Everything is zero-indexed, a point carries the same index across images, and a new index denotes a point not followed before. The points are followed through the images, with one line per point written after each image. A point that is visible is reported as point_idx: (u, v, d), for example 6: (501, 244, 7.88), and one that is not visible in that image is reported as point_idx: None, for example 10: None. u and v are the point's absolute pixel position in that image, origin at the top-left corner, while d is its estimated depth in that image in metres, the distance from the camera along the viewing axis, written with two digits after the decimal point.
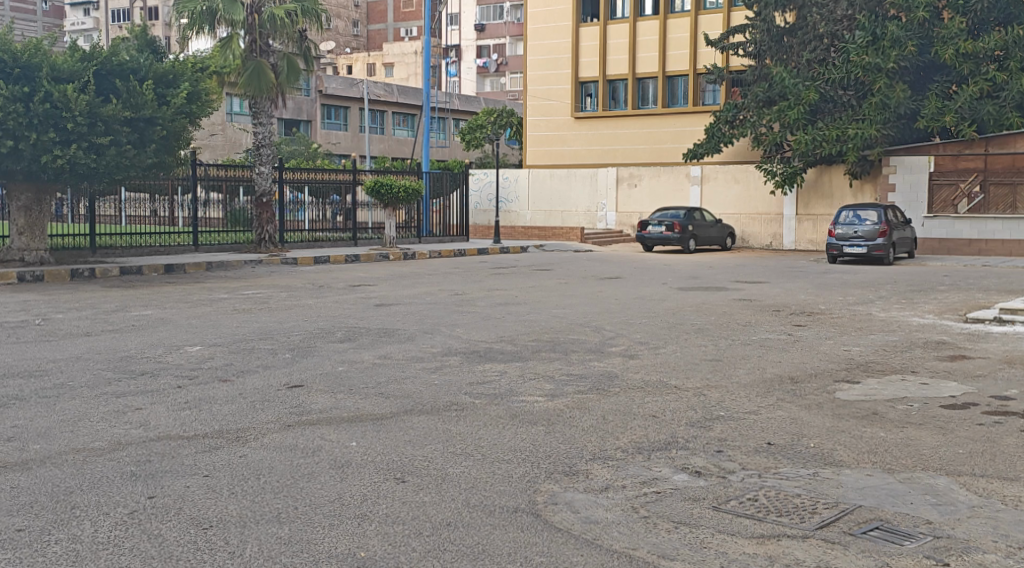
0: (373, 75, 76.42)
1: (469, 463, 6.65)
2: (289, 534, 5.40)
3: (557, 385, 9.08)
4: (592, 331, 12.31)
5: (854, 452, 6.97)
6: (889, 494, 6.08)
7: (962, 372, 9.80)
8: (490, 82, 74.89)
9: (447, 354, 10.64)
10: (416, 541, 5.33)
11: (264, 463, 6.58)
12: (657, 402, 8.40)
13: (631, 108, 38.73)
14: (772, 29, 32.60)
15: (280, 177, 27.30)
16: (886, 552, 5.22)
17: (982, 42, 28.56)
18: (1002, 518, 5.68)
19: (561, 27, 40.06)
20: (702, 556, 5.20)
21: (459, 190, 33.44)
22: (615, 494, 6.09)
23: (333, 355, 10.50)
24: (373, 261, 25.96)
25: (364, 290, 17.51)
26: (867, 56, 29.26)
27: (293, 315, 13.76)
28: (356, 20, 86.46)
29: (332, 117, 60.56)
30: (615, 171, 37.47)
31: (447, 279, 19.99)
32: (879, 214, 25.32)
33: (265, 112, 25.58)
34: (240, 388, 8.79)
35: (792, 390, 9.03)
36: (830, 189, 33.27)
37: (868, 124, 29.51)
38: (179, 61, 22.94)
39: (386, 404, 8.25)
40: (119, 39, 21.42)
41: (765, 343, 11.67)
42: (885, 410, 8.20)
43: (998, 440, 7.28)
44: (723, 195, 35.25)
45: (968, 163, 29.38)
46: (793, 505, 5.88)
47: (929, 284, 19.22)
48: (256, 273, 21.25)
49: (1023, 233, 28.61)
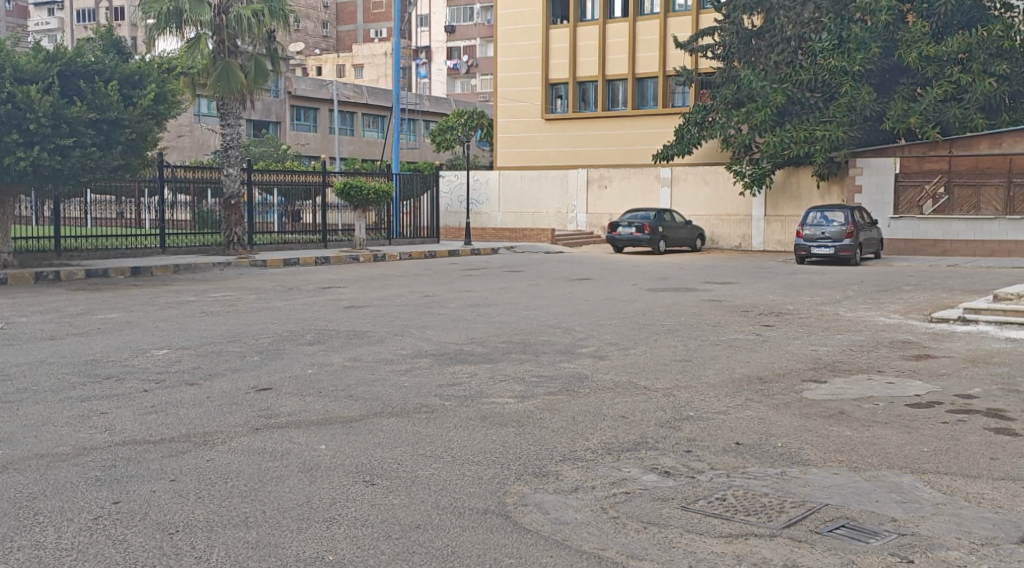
0: (343, 76, 76.10)
1: (439, 464, 6.66)
2: (256, 538, 5.38)
3: (528, 386, 9.11)
4: (562, 333, 12.35)
5: (821, 451, 7.03)
6: (855, 493, 6.13)
7: (927, 372, 9.89)
8: (461, 83, 74.92)
9: (417, 356, 10.63)
10: (385, 544, 5.32)
11: (232, 467, 6.55)
12: (627, 403, 8.45)
13: (602, 109, 38.82)
14: (740, 32, 32.78)
15: (250, 179, 27.14)
16: (852, 549, 5.28)
17: (945, 45, 29.00)
18: (964, 515, 5.75)
19: (531, 29, 40.11)
20: (670, 556, 5.22)
21: (429, 192, 33.34)
22: (585, 495, 6.11)
23: (303, 357, 10.48)
24: (344, 263, 25.89)
25: (335, 292, 17.48)
26: (833, 59, 29.81)
27: (262, 317, 13.68)
28: (325, 21, 86.19)
29: (302, 119, 60.31)
30: (585, 172, 37.56)
31: (418, 280, 19.98)
32: (846, 215, 25.54)
33: (233, 114, 25.31)
34: (208, 391, 8.73)
35: (761, 390, 9.08)
36: (798, 190, 33.45)
37: (836, 125, 29.80)
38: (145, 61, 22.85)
39: (355, 406, 8.23)
40: (84, 40, 21.29)
41: (733, 343, 11.76)
42: (852, 410, 8.25)
43: (962, 439, 7.35)
44: (693, 197, 35.45)
45: (932, 165, 29.65)
46: (761, 505, 5.92)
47: (896, 284, 19.42)
48: (223, 275, 21.11)
49: (986, 234, 28.90)
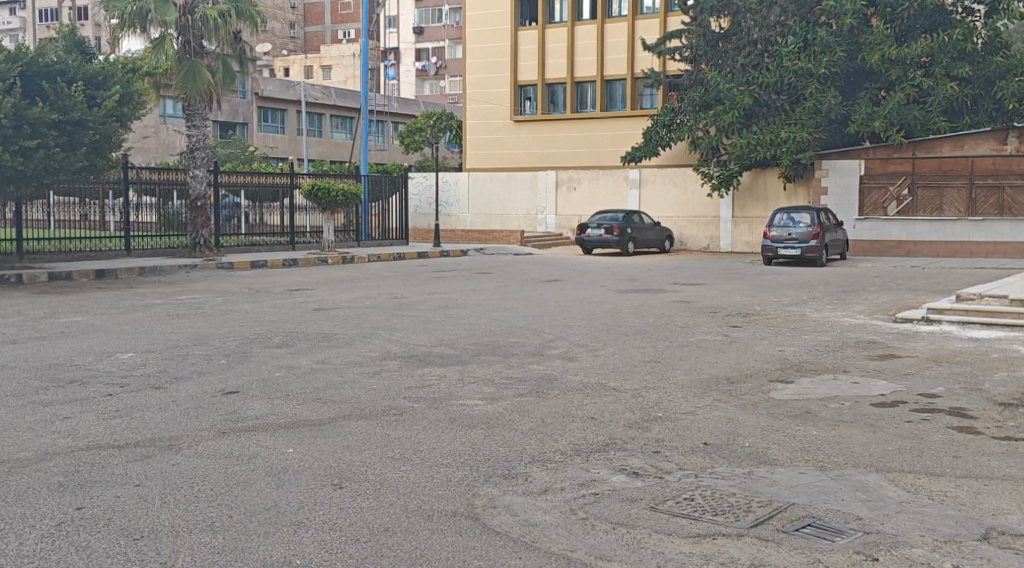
0: (310, 77, 75.81)
1: (408, 467, 6.64)
2: (222, 543, 5.34)
3: (497, 388, 9.10)
4: (532, 335, 12.35)
5: (788, 451, 7.08)
6: (820, 492, 6.19)
7: (891, 372, 9.98)
8: (429, 85, 74.92)
9: (386, 358, 10.57)
10: (354, 547, 5.30)
11: (198, 471, 6.49)
12: (596, 404, 8.47)
13: (570, 112, 38.89)
14: (707, 34, 32.97)
15: (215, 181, 26.88)
16: (818, 548, 5.31)
17: (909, 48, 29.42)
18: (928, 513, 5.81)
19: (500, 31, 40.16)
20: (639, 556, 5.25)
21: (397, 194, 33.22)
22: (554, 496, 6.12)
23: (269, 360, 10.40)
24: (311, 265, 25.71)
25: (302, 294, 17.38)
26: (799, 62, 29.98)
27: (228, 320, 13.58)
28: (293, 22, 85.79)
29: (269, 120, 59.98)
30: (554, 174, 37.61)
31: (385, 282, 19.97)
32: (812, 216, 25.76)
33: (199, 115, 25.06)
34: (173, 395, 8.65)
35: (729, 390, 9.15)
36: (765, 193, 33.66)
37: (801, 128, 30.04)
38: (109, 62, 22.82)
39: (324, 409, 8.18)
40: (45, 40, 21.07)
41: (702, 344, 11.84)
42: (817, 410, 8.31)
43: (926, 437, 7.43)
44: (662, 199, 35.62)
45: (897, 167, 29.95)
46: (728, 504, 5.95)
47: (860, 284, 19.65)
48: (188, 278, 20.93)
49: (950, 235, 29.15)
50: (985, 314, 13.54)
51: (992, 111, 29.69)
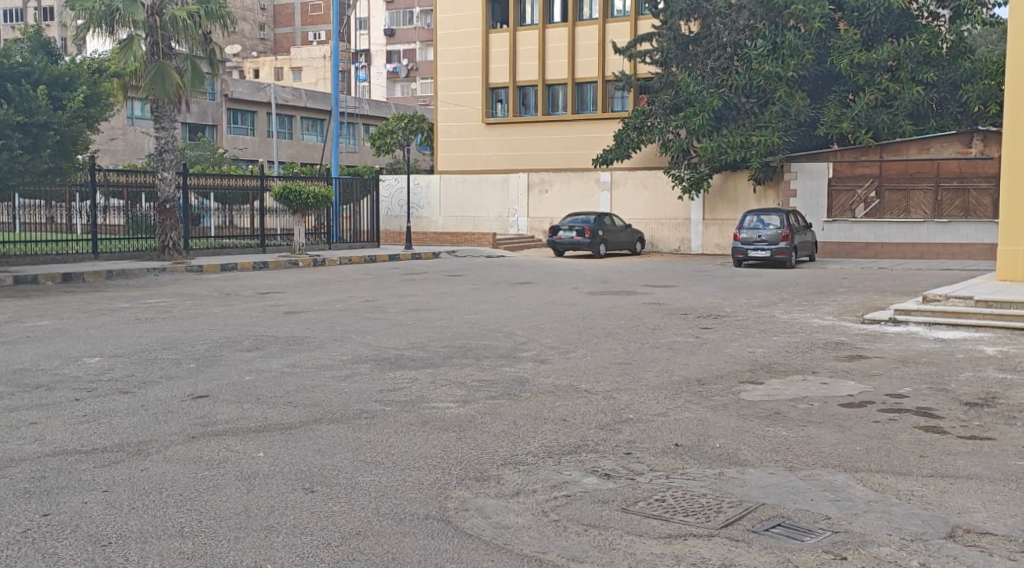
0: (280, 80, 75.34)
1: (380, 471, 6.61)
2: (192, 548, 5.31)
3: (469, 391, 9.10)
4: (504, 337, 12.37)
5: (758, 451, 7.13)
6: (790, 491, 6.24)
7: (859, 372, 10.10)
8: (400, 87, 74.88)
9: (357, 362, 10.54)
10: (325, 552, 5.28)
11: (167, 476, 6.44)
12: (568, 407, 8.48)
13: (542, 113, 38.96)
14: (677, 38, 33.03)
15: (184, 183, 26.68)
16: (787, 548, 5.36)
17: (875, 53, 29.84)
18: (895, 512, 5.87)
19: (470, 34, 40.20)
20: (611, 557, 5.27)
21: (369, 196, 33.08)
22: (526, 498, 6.13)
23: (240, 363, 10.32)
24: (282, 268, 25.53)
25: (273, 297, 17.27)
26: (767, 65, 30.24)
27: (197, 323, 13.50)
28: (262, 24, 85.33)
29: (238, 122, 59.58)
30: (526, 177, 37.68)
31: (357, 285, 19.92)
32: (782, 218, 25.92)
33: (167, 117, 24.75)
34: (141, 399, 8.59)
35: (699, 391, 9.20)
36: (734, 195, 33.83)
37: (770, 131, 30.33)
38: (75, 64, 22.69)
39: (295, 413, 8.16)
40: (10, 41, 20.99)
41: (673, 345, 11.91)
42: (787, 410, 8.39)
43: (893, 436, 7.52)
44: (633, 201, 35.73)
45: (864, 169, 30.15)
46: (699, 505, 5.99)
47: (830, 286, 19.76)
48: (157, 281, 20.82)
49: (916, 237, 29.41)
50: (950, 314, 13.74)
51: (957, 113, 30.13)
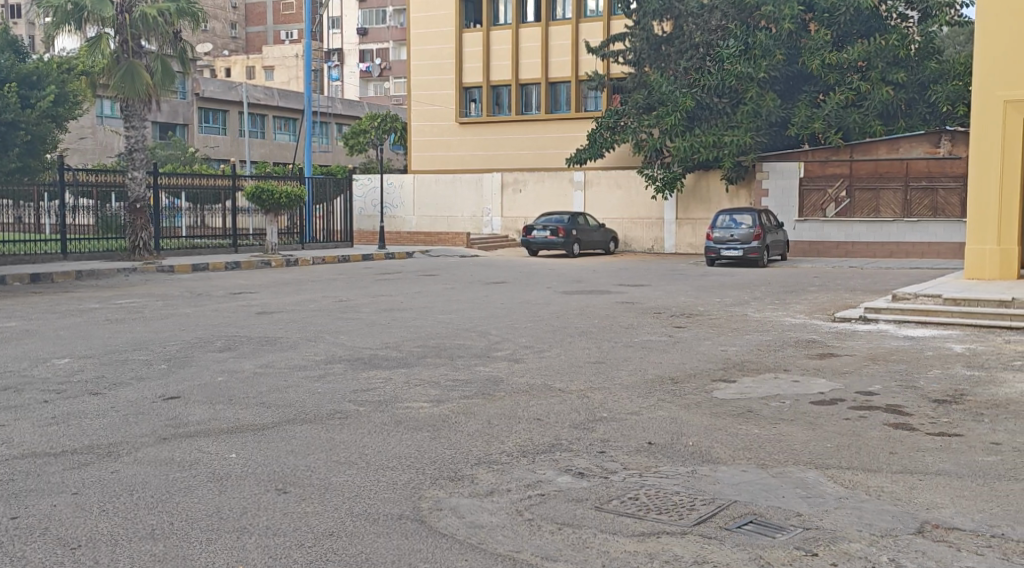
0: (252, 78, 74.93)
1: (353, 471, 6.60)
2: (163, 551, 5.27)
3: (443, 391, 9.08)
4: (477, 337, 12.37)
5: (731, 449, 7.17)
6: (762, 489, 6.28)
7: (830, 370, 10.19)
8: (373, 86, 74.69)
9: (331, 362, 10.50)
10: (298, 553, 5.27)
11: (138, 478, 6.39)
12: (542, 406, 8.49)
13: (515, 113, 38.97)
14: (650, 38, 33.16)
15: (155, 182, 26.53)
16: (759, 545, 5.39)
17: (846, 53, 30.18)
18: (865, 508, 5.92)
19: (443, 33, 40.17)
20: (584, 556, 5.28)
21: (342, 195, 33.03)
22: (500, 498, 6.13)
23: (212, 364, 10.27)
24: (254, 268, 25.41)
25: (245, 298, 17.19)
26: (738, 65, 30.41)
27: (170, 324, 13.40)
28: (233, 22, 84.87)
29: (210, 121, 59.19)
30: (499, 176, 37.67)
31: (330, 285, 19.86)
32: (753, 217, 26.08)
33: (137, 116, 24.57)
34: (112, 401, 8.52)
35: (672, 390, 9.23)
36: (707, 195, 33.98)
37: (742, 131, 30.53)
38: (48, 77, 29.11)
39: (267, 413, 8.12)
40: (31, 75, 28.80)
41: (646, 344, 11.94)
42: (759, 408, 8.44)
43: (863, 434, 7.58)
44: (606, 201, 35.82)
45: (834, 169, 30.36)
46: (672, 503, 6.02)
47: (801, 285, 19.87)
48: (127, 281, 20.64)
49: (886, 236, 29.66)
50: (919, 313, 13.87)
51: (926, 114, 30.46)
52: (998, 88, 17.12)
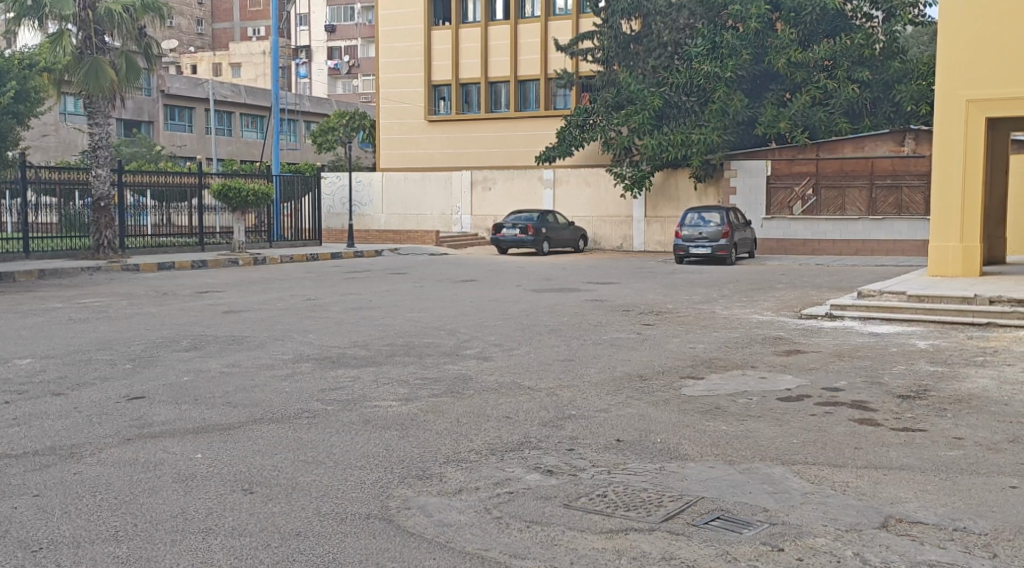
0: (218, 75, 74.35)
1: (320, 471, 6.56)
2: (127, 552, 5.22)
3: (411, 389, 9.06)
4: (447, 335, 12.34)
5: (698, 445, 7.21)
6: (729, 485, 6.31)
7: (797, 366, 10.26)
8: (342, 84, 74.34)
9: (299, 361, 10.43)
10: (264, 554, 5.23)
11: (101, 479, 6.33)
12: (511, 403, 8.48)
13: (484, 111, 38.93)
14: (618, 36, 33.27)
15: (120, 180, 26.32)
16: (726, 540, 5.42)
17: (812, 52, 30.41)
18: (831, 503, 5.97)
19: (412, 31, 40.05)
20: (553, 553, 5.28)
21: (311, 194, 32.89)
22: (469, 496, 6.13)
23: (177, 364, 10.17)
24: (221, 267, 25.21)
25: (211, 297, 17.04)
26: (706, 64, 30.52)
27: (135, 323, 13.26)
28: (199, 18, 84.13)
29: (176, 118, 58.65)
30: (469, 174, 37.60)
31: (297, 284, 19.71)
32: (721, 215, 26.20)
33: (101, 113, 24.30)
34: (75, 401, 8.42)
35: (641, 387, 9.26)
36: (676, 193, 34.10)
37: (710, 129, 30.62)
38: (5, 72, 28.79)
39: (233, 413, 8.06)
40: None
41: (614, 342, 11.95)
42: (726, 405, 8.49)
43: (829, 430, 7.64)
44: (576, 199, 35.87)
45: (801, 168, 30.59)
46: (640, 500, 6.03)
47: (768, 282, 20.01)
48: (91, 280, 20.38)
49: (852, 234, 29.90)
50: (884, 309, 14.01)
51: (890, 114, 30.82)
52: (961, 88, 17.30)
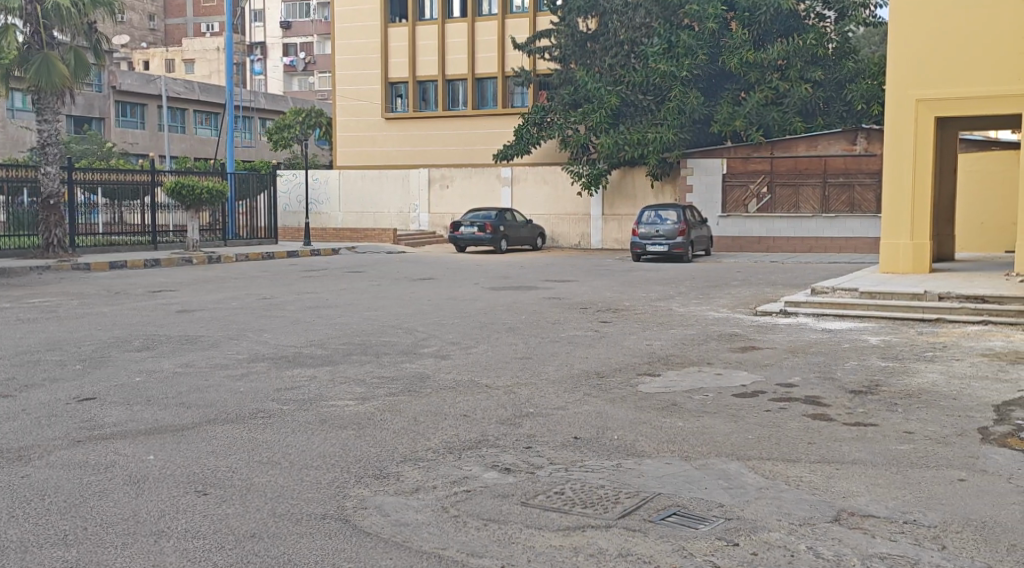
0: (171, 72, 73.45)
1: (276, 471, 6.50)
2: (77, 556, 5.14)
3: (368, 388, 9.02)
4: (404, 333, 12.29)
5: (655, 442, 7.24)
6: (685, 481, 6.35)
7: (752, 362, 10.34)
8: (298, 81, 73.78)
9: (255, 361, 10.33)
10: (218, 556, 5.17)
11: (50, 482, 6.22)
12: (468, 402, 8.45)
13: (442, 109, 38.85)
14: (575, 34, 33.45)
15: (70, 177, 25.96)
16: (681, 536, 5.44)
17: (766, 52, 30.54)
18: (784, 498, 6.01)
19: (369, 27, 39.81)
20: (509, 552, 5.28)
21: (266, 192, 32.63)
22: (426, 495, 6.10)
23: (129, 364, 10.04)
24: (175, 265, 24.90)
25: (164, 296, 16.83)
26: (663, 64, 30.55)
27: (86, 323, 13.04)
28: (152, 13, 83.07)
29: (127, 115, 57.85)
30: (426, 172, 37.50)
31: (253, 283, 19.51)
32: (678, 213, 26.33)
33: (50, 109, 23.94)
34: (24, 403, 8.26)
35: (598, 384, 9.29)
36: (633, 190, 34.24)
37: (666, 128, 30.73)
38: None
39: (187, 414, 7.96)
40: None
41: (572, 339, 11.99)
42: (683, 401, 8.53)
43: (783, 425, 7.71)
44: (534, 197, 35.90)
45: (756, 166, 30.86)
46: (597, 496, 6.05)
47: (723, 279, 20.18)
48: (40, 280, 20.06)
49: (807, 231, 30.24)
50: (837, 306, 14.18)
51: (842, 113, 31.23)
52: (912, 88, 17.55)
